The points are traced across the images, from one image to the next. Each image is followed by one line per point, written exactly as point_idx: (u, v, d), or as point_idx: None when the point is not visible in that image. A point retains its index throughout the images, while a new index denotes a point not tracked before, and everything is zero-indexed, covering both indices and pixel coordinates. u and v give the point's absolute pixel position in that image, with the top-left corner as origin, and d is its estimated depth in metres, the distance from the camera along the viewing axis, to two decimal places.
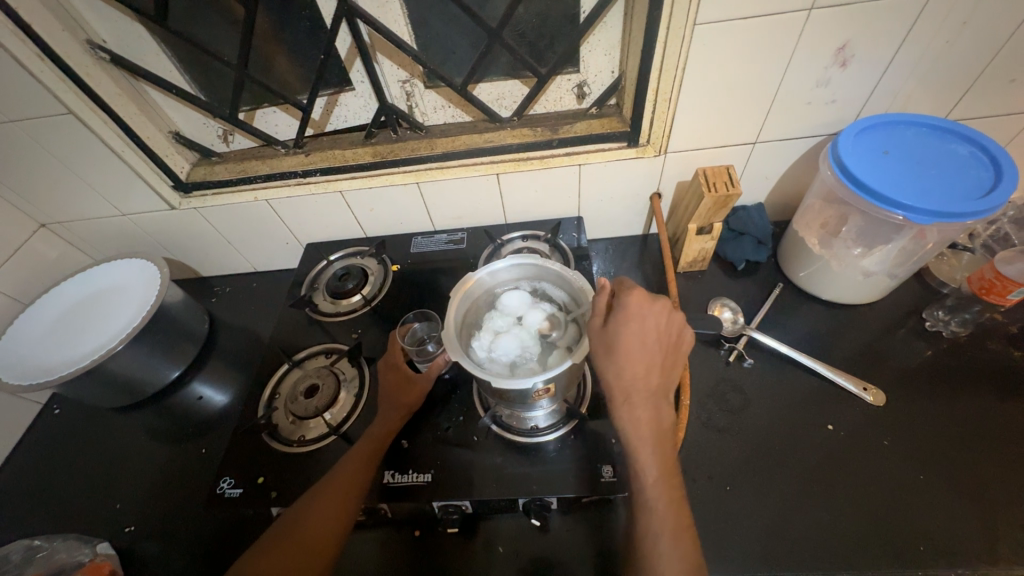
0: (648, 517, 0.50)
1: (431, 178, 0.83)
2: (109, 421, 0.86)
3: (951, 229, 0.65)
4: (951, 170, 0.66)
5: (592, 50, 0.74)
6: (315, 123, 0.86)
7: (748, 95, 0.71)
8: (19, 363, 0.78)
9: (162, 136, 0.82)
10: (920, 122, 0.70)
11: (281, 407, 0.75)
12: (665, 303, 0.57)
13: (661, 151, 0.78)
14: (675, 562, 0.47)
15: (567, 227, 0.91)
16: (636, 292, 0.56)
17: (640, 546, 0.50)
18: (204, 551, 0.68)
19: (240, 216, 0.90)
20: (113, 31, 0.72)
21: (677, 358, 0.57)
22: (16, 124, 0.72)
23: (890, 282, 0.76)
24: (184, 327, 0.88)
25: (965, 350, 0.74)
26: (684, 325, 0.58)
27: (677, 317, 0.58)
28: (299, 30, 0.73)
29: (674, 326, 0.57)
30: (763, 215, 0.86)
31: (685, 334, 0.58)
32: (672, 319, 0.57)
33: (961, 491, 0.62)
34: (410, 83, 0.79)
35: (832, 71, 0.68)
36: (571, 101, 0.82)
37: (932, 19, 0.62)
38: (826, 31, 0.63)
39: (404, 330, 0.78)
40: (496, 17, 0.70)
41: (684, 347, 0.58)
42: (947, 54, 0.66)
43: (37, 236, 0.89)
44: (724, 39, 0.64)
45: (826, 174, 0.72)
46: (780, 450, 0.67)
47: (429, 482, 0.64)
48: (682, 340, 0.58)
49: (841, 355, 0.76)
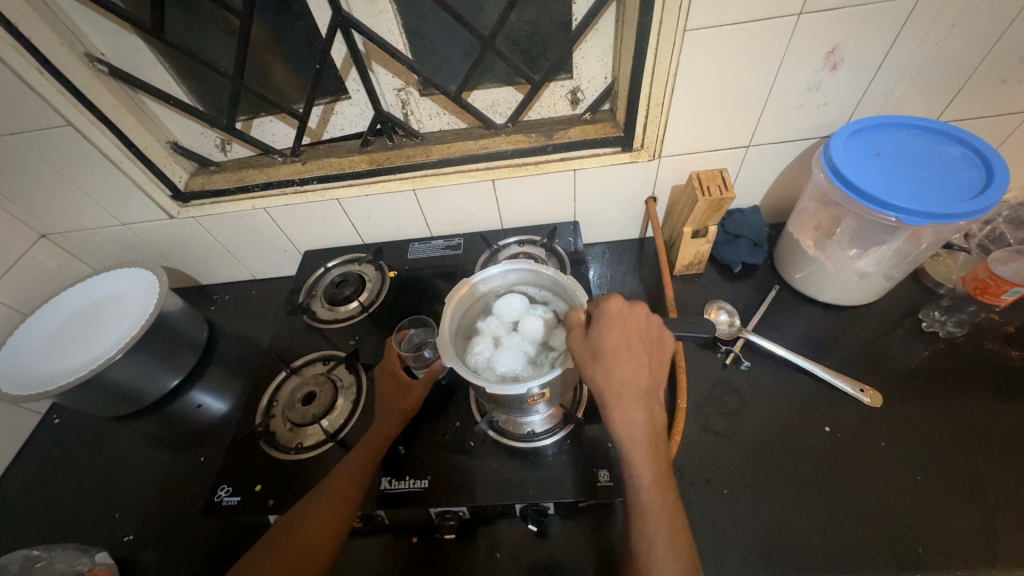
0: (642, 520, 0.50)
1: (427, 185, 0.83)
2: (109, 430, 0.86)
3: (946, 230, 0.65)
4: (942, 172, 0.66)
5: (584, 56, 0.75)
6: (312, 131, 0.87)
7: (741, 99, 0.72)
8: (21, 371, 0.78)
9: (160, 146, 0.82)
10: (912, 123, 0.71)
11: (278, 414, 0.75)
12: (643, 305, 0.57)
13: (655, 154, 0.79)
14: (673, 564, 0.48)
15: (563, 232, 0.91)
16: (613, 296, 0.56)
17: (636, 549, 0.50)
18: (202, 559, 0.68)
19: (238, 224, 0.90)
20: (112, 43, 0.72)
21: (664, 359, 0.57)
22: (16, 136, 0.73)
23: (886, 284, 0.76)
24: (183, 335, 0.88)
25: (961, 350, 0.74)
26: (663, 325, 0.58)
27: (656, 318, 0.58)
28: (294, 40, 0.74)
29: (656, 325, 0.57)
30: (758, 218, 0.87)
31: (665, 334, 0.58)
32: (651, 319, 0.57)
33: (961, 493, 0.61)
34: (406, 91, 0.80)
35: (823, 75, 0.68)
36: (565, 107, 0.83)
37: (921, 21, 0.62)
38: (816, 35, 0.63)
39: (401, 336, 0.77)
40: (489, 25, 0.71)
41: (667, 347, 0.58)
42: (938, 55, 0.67)
43: (37, 246, 0.90)
44: (716, 44, 0.64)
45: (819, 176, 0.72)
46: (778, 452, 0.67)
47: (426, 488, 0.64)
48: (663, 340, 0.57)
49: (838, 357, 0.76)
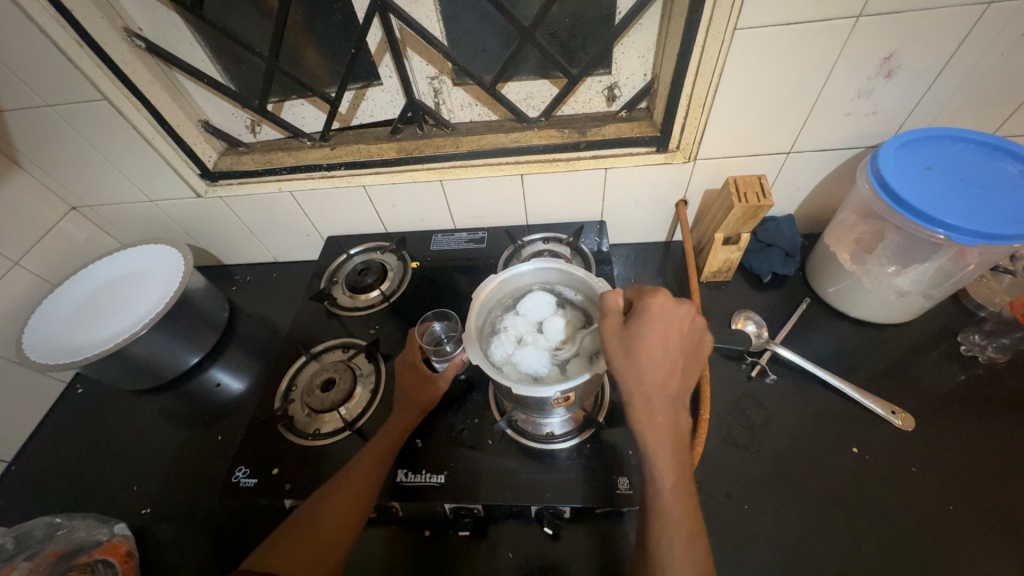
0: (659, 513, 0.49)
1: (455, 176, 0.82)
2: (130, 403, 0.87)
3: (995, 251, 0.62)
4: (998, 189, 0.63)
5: (625, 52, 0.73)
6: (342, 117, 0.86)
7: (786, 104, 0.69)
8: (48, 341, 0.79)
9: (192, 125, 0.82)
10: (967, 138, 0.67)
11: (297, 399, 0.75)
12: (689, 305, 0.55)
13: (691, 157, 0.76)
14: (687, 565, 0.46)
15: (589, 231, 0.90)
16: (660, 294, 0.55)
17: (649, 548, 0.48)
18: (216, 536, 0.69)
19: (264, 206, 0.90)
20: (150, 19, 0.72)
21: (695, 364, 0.55)
22: (53, 108, 0.74)
23: (926, 303, 0.73)
24: (206, 313, 0.89)
25: (1000, 376, 0.71)
26: (705, 330, 0.56)
27: (699, 321, 0.56)
28: (330, 23, 0.73)
29: (697, 331, 0.55)
30: (793, 228, 0.84)
31: (705, 339, 0.56)
32: (693, 323, 0.55)
33: (993, 526, 0.59)
34: (439, 79, 0.79)
35: (876, 82, 0.65)
36: (600, 103, 0.81)
37: (987, 31, 0.59)
38: (872, 41, 0.61)
39: (424, 328, 0.76)
40: (529, 16, 0.69)
41: (703, 352, 0.56)
42: (1002, 65, 0.63)
43: (67, 218, 0.91)
44: (764, 45, 0.62)
45: (863, 187, 0.69)
46: (802, 471, 0.65)
47: (442, 484, 0.64)
48: (701, 344, 0.55)
49: (868, 375, 0.74)
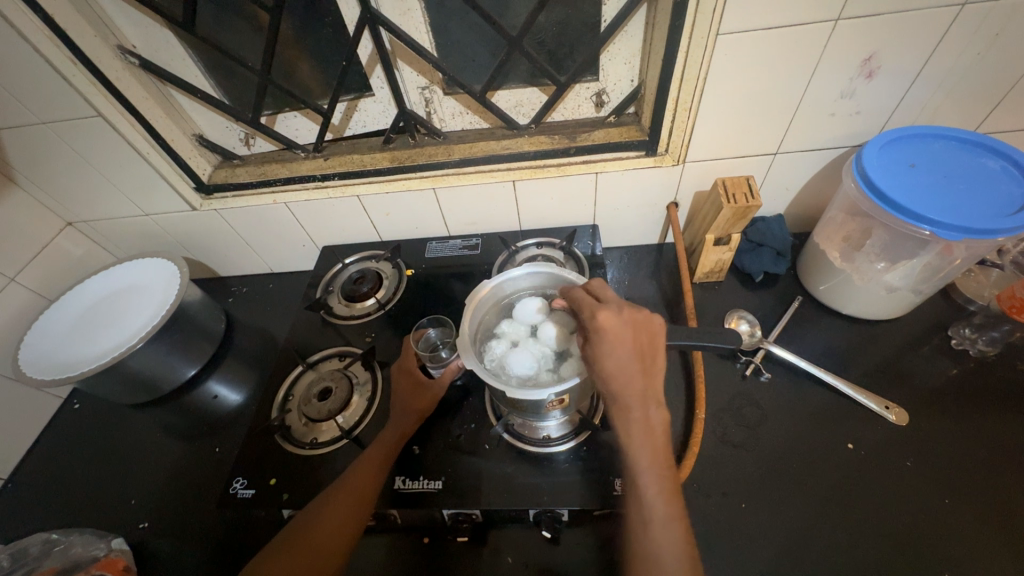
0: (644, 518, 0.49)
1: (448, 184, 0.83)
2: (127, 417, 0.87)
3: (980, 246, 0.63)
4: (980, 185, 0.64)
5: (612, 59, 0.74)
6: (335, 128, 0.87)
7: (771, 106, 0.70)
8: (47, 356, 0.79)
9: (186, 139, 0.83)
10: (949, 135, 0.68)
11: (294, 409, 0.75)
12: (631, 310, 0.54)
13: (680, 160, 0.78)
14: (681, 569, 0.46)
15: (582, 235, 0.90)
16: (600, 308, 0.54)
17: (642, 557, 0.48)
18: (215, 547, 0.69)
19: (259, 218, 0.91)
20: (143, 36, 0.73)
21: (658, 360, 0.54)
22: (48, 126, 0.75)
23: (916, 298, 0.74)
24: (202, 325, 0.89)
25: (991, 369, 0.72)
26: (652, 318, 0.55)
27: (646, 316, 0.54)
28: (322, 37, 0.74)
29: (644, 327, 0.54)
30: (782, 227, 0.85)
31: (656, 329, 0.54)
32: (639, 321, 0.54)
33: (989, 518, 0.59)
34: (430, 89, 0.80)
35: (857, 82, 0.67)
36: (590, 109, 0.82)
37: (963, 31, 0.61)
38: (851, 43, 0.62)
39: (418, 335, 0.78)
40: (517, 25, 0.71)
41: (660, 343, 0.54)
42: (979, 64, 0.64)
43: (63, 234, 0.92)
44: (748, 49, 0.63)
45: (849, 186, 0.70)
46: (799, 468, 0.66)
47: (440, 490, 0.64)
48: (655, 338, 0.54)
49: (861, 371, 0.74)
